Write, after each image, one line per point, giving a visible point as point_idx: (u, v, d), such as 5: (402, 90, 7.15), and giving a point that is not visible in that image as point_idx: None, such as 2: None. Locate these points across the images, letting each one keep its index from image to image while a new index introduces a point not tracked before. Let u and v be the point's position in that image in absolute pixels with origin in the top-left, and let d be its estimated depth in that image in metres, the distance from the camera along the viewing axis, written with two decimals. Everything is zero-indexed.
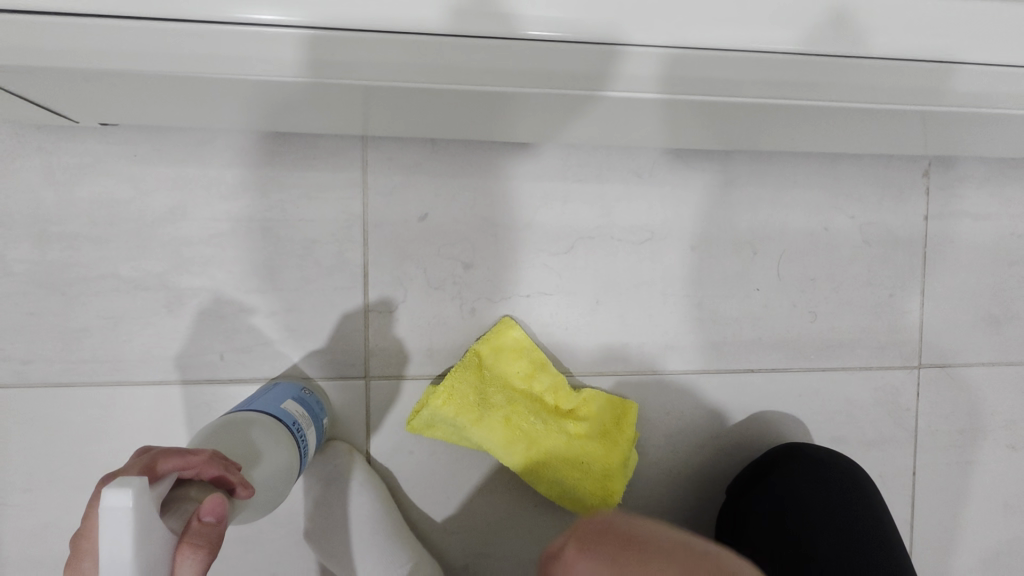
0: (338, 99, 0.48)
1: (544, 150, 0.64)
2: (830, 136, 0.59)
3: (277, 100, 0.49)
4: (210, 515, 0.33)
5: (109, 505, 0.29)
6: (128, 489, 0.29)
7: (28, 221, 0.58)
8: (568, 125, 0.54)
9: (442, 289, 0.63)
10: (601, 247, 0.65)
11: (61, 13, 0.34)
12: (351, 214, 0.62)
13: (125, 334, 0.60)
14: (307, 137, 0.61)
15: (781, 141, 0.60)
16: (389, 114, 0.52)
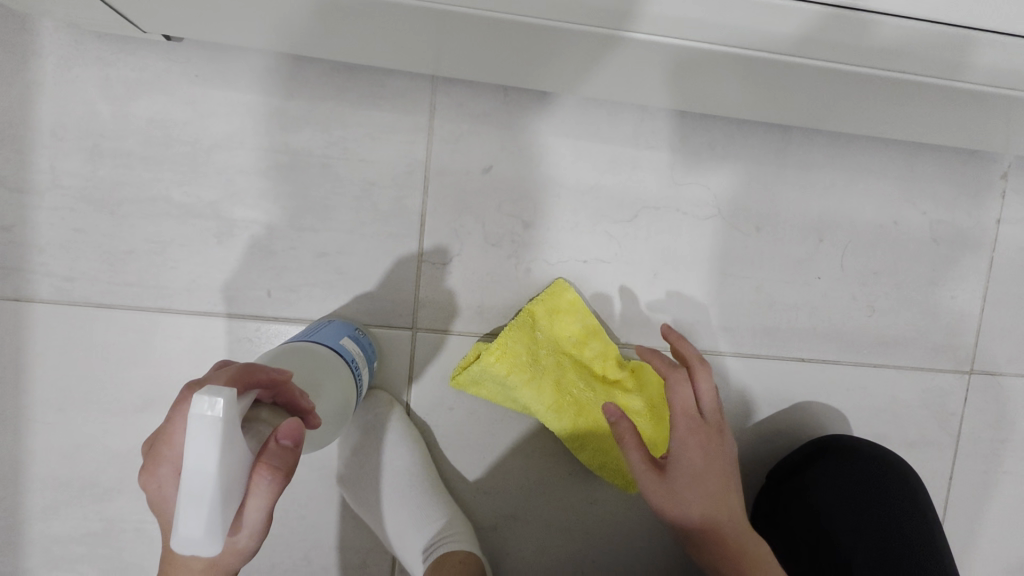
0: (422, 30, 0.45)
1: (616, 112, 0.62)
2: (916, 124, 0.56)
3: (349, 28, 0.46)
4: (289, 439, 0.32)
5: (201, 411, 0.27)
6: (223, 397, 0.28)
7: (81, 133, 0.56)
8: (654, 82, 0.51)
9: (499, 246, 0.61)
10: (664, 219, 0.63)
11: None
12: (412, 159, 0.60)
13: (173, 261, 0.58)
14: (375, 73, 0.58)
15: (867, 124, 0.57)
16: (465, 53, 0.50)
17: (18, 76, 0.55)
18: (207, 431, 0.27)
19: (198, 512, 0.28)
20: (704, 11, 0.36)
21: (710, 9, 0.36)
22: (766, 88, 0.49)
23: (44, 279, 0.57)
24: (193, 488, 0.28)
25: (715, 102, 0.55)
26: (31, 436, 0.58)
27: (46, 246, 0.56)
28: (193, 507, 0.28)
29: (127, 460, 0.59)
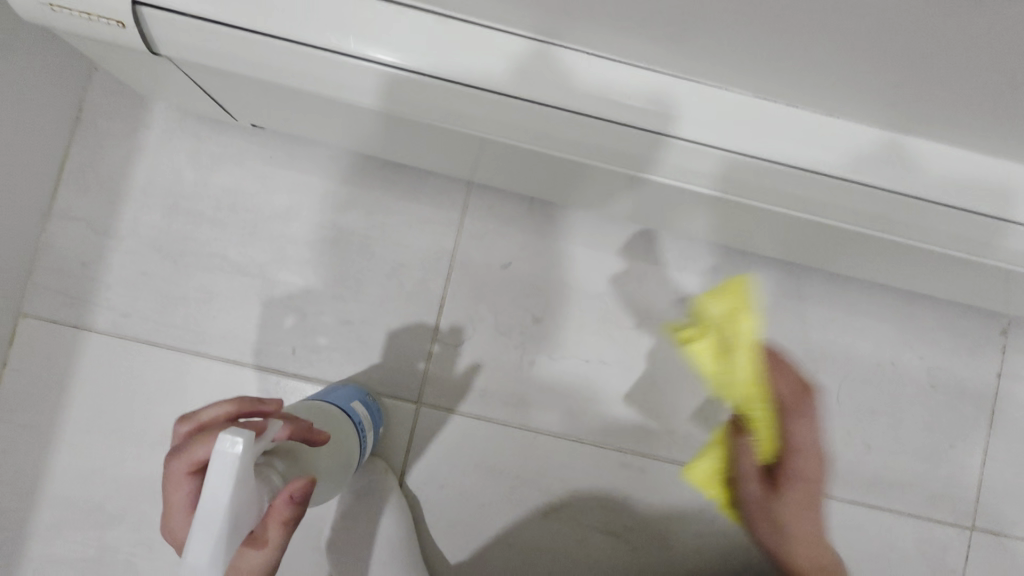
0: (467, 148, 0.53)
1: (631, 229, 0.68)
2: (909, 274, 0.60)
3: (406, 138, 0.55)
4: (300, 495, 0.33)
5: (222, 449, 0.32)
6: (241, 438, 0.32)
7: (165, 193, 0.65)
8: (662, 212, 0.58)
9: (508, 335, 0.66)
10: (667, 330, 0.67)
11: (252, 30, 0.40)
12: (441, 249, 0.66)
13: (216, 311, 0.64)
14: (420, 172, 0.66)
15: (863, 269, 0.62)
16: (500, 168, 0.58)
17: (128, 141, 0.66)
18: (222, 468, 0.31)
19: (206, 541, 0.31)
20: (707, 169, 0.42)
21: (727, 168, 0.42)
22: (764, 229, 0.54)
23: (103, 312, 0.64)
24: (204, 519, 0.31)
25: (716, 234, 0.61)
26: (56, 453, 0.63)
27: (112, 283, 0.64)
28: (203, 537, 0.31)
29: (136, 489, 0.63)
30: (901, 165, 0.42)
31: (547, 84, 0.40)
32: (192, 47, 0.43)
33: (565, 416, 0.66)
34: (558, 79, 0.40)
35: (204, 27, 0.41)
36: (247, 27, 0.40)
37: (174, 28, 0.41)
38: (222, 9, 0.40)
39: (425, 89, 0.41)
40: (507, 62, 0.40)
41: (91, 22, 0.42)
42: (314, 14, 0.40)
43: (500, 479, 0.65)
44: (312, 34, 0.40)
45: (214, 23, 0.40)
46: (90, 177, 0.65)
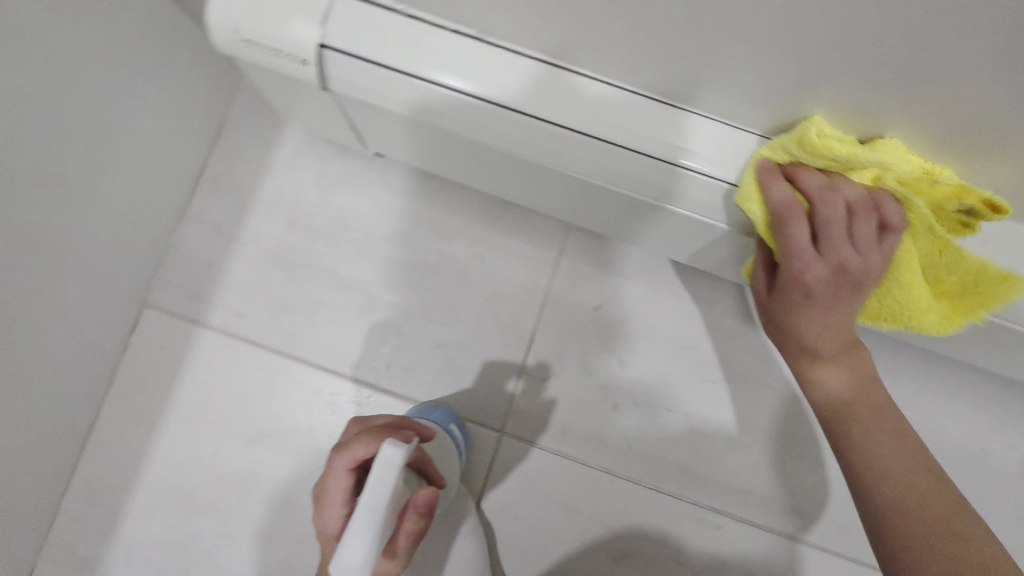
0: (584, 196, 0.56)
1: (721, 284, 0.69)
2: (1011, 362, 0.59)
3: (527, 181, 0.58)
4: (425, 505, 0.37)
5: (385, 456, 0.35)
6: (401, 448, 0.35)
7: (287, 206, 0.70)
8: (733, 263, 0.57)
9: (593, 375, 0.67)
10: (750, 389, 0.68)
11: (423, 77, 0.41)
12: (537, 285, 0.69)
13: (320, 322, 0.68)
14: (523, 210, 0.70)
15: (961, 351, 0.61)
16: (610, 218, 0.60)
17: (260, 157, 0.71)
18: (387, 474, 0.34)
19: (360, 539, 0.34)
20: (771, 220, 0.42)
21: None
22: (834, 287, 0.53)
23: (219, 311, 0.68)
24: (361, 519, 0.34)
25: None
26: (159, 439, 0.67)
27: (230, 285, 0.69)
28: (358, 536, 0.34)
29: (228, 482, 0.66)
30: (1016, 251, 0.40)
31: (618, 127, 0.40)
32: (358, 87, 0.44)
33: (640, 462, 0.66)
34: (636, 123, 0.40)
35: (373, 70, 0.42)
36: (410, 74, 0.41)
37: (352, 71, 0.43)
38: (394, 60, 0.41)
39: (497, 121, 0.42)
40: (584, 102, 0.40)
41: (275, 58, 0.44)
42: (460, 64, 0.41)
43: (570, 516, 0.66)
44: (442, 77, 0.41)
45: (388, 67, 0.42)
46: (222, 186, 0.71)
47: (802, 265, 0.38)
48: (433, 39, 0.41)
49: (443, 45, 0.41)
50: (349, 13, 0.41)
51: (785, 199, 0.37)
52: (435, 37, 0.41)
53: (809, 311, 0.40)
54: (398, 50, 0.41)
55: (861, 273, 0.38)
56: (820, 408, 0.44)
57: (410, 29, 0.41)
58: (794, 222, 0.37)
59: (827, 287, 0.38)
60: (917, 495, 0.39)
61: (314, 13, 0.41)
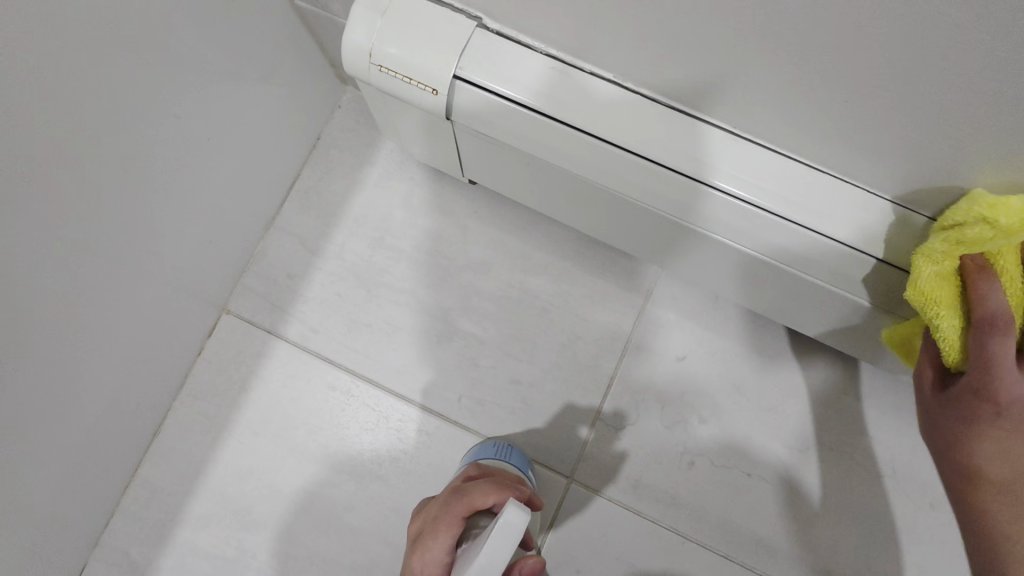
0: (684, 247, 0.54)
1: (811, 349, 0.66)
2: None
3: (628, 225, 0.57)
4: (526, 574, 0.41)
5: (507, 518, 0.35)
6: (524, 514, 0.35)
7: (374, 225, 0.70)
8: (815, 323, 0.56)
9: (671, 430, 0.65)
10: (835, 462, 0.64)
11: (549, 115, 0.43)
12: (619, 329, 0.67)
13: (395, 345, 0.67)
14: (612, 253, 0.68)
15: None
16: (708, 272, 0.58)
17: (352, 174, 0.71)
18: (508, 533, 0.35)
19: None
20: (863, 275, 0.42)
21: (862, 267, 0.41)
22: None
23: (295, 323, 0.68)
24: None
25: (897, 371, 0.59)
26: (222, 447, 0.66)
27: (310, 299, 0.68)
28: None
29: (285, 500, 0.65)
30: None
31: (731, 173, 0.41)
32: (485, 118, 0.46)
33: (712, 528, 0.63)
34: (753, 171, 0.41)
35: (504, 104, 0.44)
36: (540, 108, 0.43)
37: (478, 103, 0.45)
38: (528, 95, 0.43)
39: (606, 155, 0.44)
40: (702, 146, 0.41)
41: (406, 87, 0.46)
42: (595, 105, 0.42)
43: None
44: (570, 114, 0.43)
45: (516, 103, 0.44)
46: (313, 199, 0.71)
47: (1000, 357, 0.37)
48: (570, 79, 0.43)
49: (581, 87, 0.43)
50: (494, 49, 0.43)
51: (1006, 307, 0.37)
52: (574, 78, 0.43)
53: (975, 430, 0.41)
54: (534, 86, 0.43)
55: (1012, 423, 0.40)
56: (977, 466, 0.43)
57: (549, 69, 0.43)
58: (1001, 339, 0.37)
59: (1010, 403, 0.39)
60: (1010, 494, 0.42)
61: (460, 47, 0.43)
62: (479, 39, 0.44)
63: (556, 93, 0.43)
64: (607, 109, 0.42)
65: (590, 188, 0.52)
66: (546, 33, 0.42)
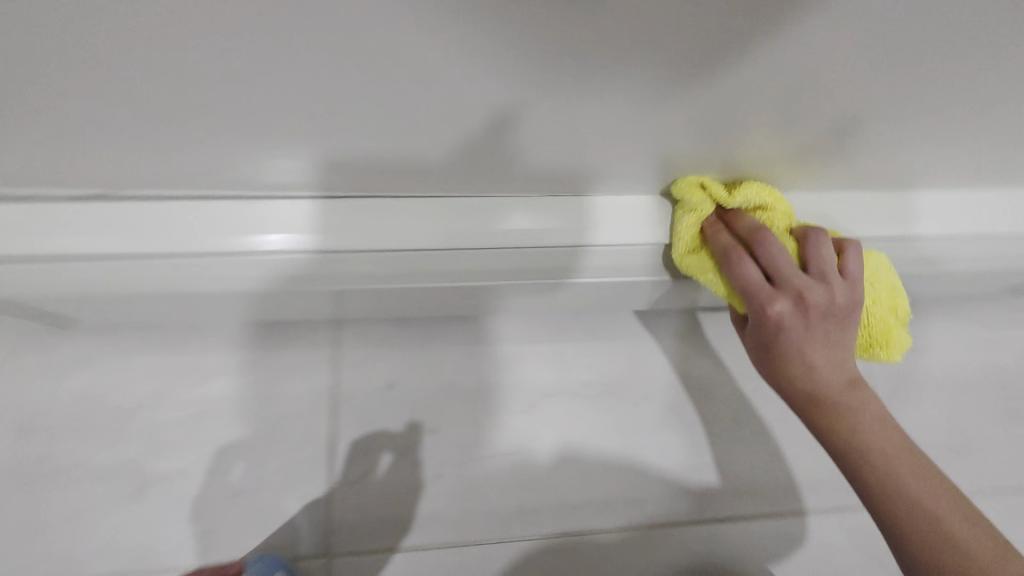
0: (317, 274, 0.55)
1: (507, 319, 0.74)
2: None
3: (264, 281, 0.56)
4: None
5: None
6: None
7: (16, 415, 0.62)
8: (487, 288, 0.63)
9: (408, 454, 0.66)
10: (559, 403, 0.71)
11: None
12: (323, 387, 0.67)
13: (87, 526, 0.59)
14: (299, 322, 0.69)
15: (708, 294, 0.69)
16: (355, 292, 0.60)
17: None
18: None
19: None
20: None
21: None
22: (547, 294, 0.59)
23: None
24: None
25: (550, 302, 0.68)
26: None
27: None
28: None
29: None
30: None
31: (518, 232, 0.57)
32: (194, 264, 0.53)
33: (496, 514, 0.65)
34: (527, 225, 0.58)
35: (190, 262, 0.53)
36: (317, 251, 0.54)
37: None
38: (308, 241, 0.54)
39: (368, 255, 0.55)
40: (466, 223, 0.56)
41: None
42: (286, 229, 0.54)
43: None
44: (342, 239, 0.55)
45: None
46: None
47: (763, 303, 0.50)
48: (276, 181, 0.51)
49: (280, 215, 0.54)
50: (165, 215, 0.52)
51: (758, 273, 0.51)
52: (332, 213, 0.55)
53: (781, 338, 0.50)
54: (294, 233, 0.54)
55: (843, 304, 0.50)
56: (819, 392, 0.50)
57: (261, 206, 0.54)
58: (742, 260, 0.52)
59: (795, 321, 0.50)
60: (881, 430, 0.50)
61: (139, 224, 0.52)
62: (148, 208, 0.52)
63: (246, 235, 0.53)
64: (338, 227, 0.55)
65: (352, 280, 0.58)
66: (185, 185, 0.51)
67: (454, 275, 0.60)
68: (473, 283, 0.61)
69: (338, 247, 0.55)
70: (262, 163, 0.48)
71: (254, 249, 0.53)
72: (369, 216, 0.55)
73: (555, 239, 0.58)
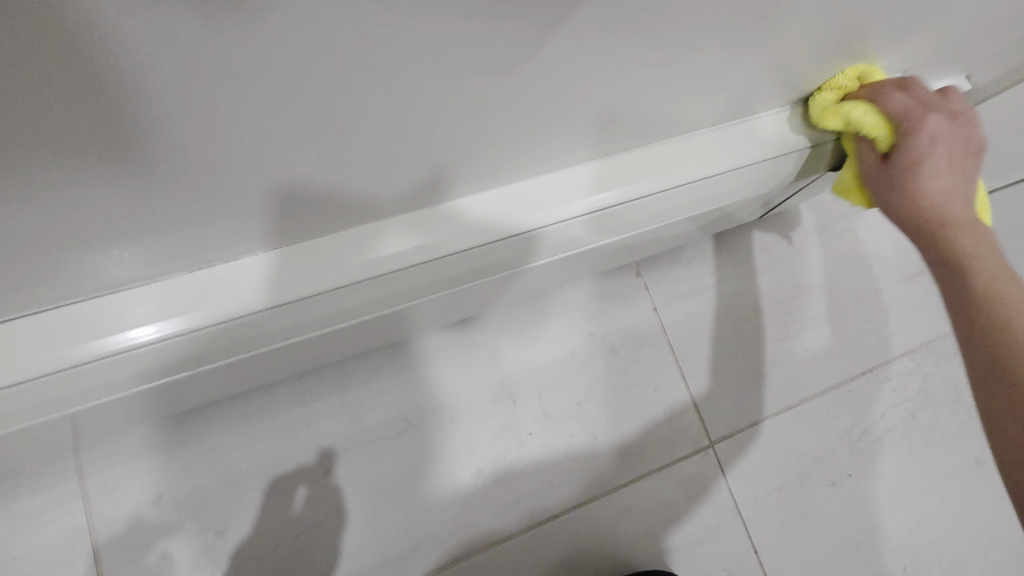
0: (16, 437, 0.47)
1: (295, 380, 0.66)
2: (523, 287, 0.64)
3: None
4: None
5: None
6: None
7: None
8: (239, 373, 0.54)
9: (201, 566, 0.60)
10: (360, 456, 0.66)
11: None
12: (77, 528, 0.59)
13: None
14: (36, 462, 0.58)
15: (486, 302, 0.65)
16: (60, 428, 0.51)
17: None
18: None
19: None
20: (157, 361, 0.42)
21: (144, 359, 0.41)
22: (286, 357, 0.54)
23: None
24: None
25: (313, 362, 0.61)
26: None
27: None
28: None
29: None
30: (428, 232, 0.44)
31: (481, 228, 0.44)
32: (45, 384, 0.39)
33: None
34: (502, 216, 0.45)
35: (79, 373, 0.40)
36: (249, 314, 0.41)
37: None
38: (88, 348, 0.39)
39: (314, 299, 0.42)
40: (410, 239, 0.43)
41: None
42: (170, 314, 0.40)
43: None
44: (277, 295, 0.41)
45: None
46: None
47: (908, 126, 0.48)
48: (132, 273, 0.38)
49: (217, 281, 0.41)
50: (48, 332, 0.39)
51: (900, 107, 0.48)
52: (272, 266, 0.42)
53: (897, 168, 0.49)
54: (236, 300, 0.41)
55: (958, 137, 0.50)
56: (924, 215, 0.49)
57: (128, 295, 0.40)
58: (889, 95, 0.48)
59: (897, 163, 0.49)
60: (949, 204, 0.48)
61: (36, 340, 0.38)
62: (34, 325, 0.38)
63: (121, 330, 0.39)
64: (292, 275, 0.42)
65: (272, 343, 0.46)
66: (50, 297, 0.37)
67: (430, 286, 0.47)
68: (440, 292, 0.48)
69: (269, 306, 0.41)
70: (73, 269, 0.35)
71: (132, 346, 0.40)
72: (328, 254, 0.42)
73: (518, 225, 0.45)
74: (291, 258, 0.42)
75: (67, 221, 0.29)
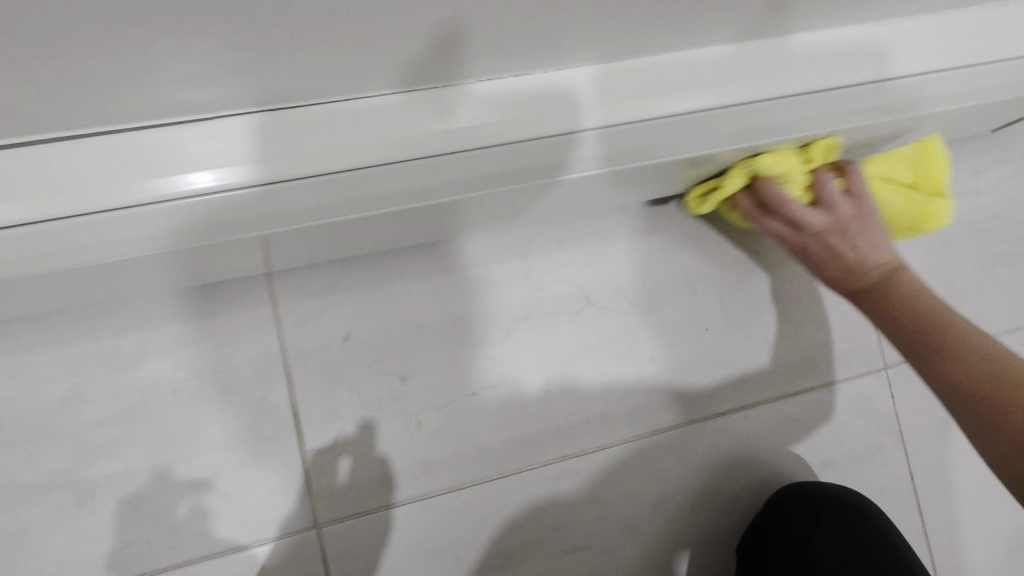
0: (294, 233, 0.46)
1: (475, 237, 0.63)
2: (755, 167, 0.60)
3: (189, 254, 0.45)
4: None
5: None
6: None
7: None
8: (485, 209, 0.51)
9: (382, 408, 0.59)
10: (540, 325, 0.64)
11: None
12: (267, 352, 0.58)
13: (34, 549, 0.53)
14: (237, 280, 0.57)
15: (718, 176, 0.60)
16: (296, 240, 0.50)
17: None
18: None
19: None
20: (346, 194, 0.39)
21: (335, 189, 0.39)
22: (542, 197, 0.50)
23: None
24: None
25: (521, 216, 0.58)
26: None
27: None
28: None
29: None
30: (616, 91, 0.42)
31: (622, 103, 0.42)
32: (169, 207, 0.37)
33: (494, 451, 0.61)
34: (547, 103, 0.41)
35: (91, 223, 0.35)
36: (248, 186, 0.37)
37: None
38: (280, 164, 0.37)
39: (510, 150, 0.40)
40: (464, 117, 0.39)
41: None
42: (211, 163, 0.36)
43: (458, 548, 0.60)
44: (438, 140, 0.39)
45: None
46: None
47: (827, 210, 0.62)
48: (178, 106, 0.33)
49: (179, 144, 0.35)
50: (51, 170, 0.34)
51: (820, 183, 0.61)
52: (270, 132, 0.37)
53: None
54: (449, 129, 0.39)
55: None
56: None
57: (297, 116, 0.37)
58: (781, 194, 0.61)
59: None
60: None
61: (119, 164, 0.35)
62: (54, 153, 0.34)
63: (161, 175, 0.35)
64: (285, 148, 0.37)
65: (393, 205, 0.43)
66: (75, 122, 0.32)
67: (478, 176, 0.42)
68: (479, 186, 0.42)
69: (274, 179, 0.37)
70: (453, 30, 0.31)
71: (178, 194, 0.36)
72: (529, 103, 0.40)
73: (724, 96, 0.43)
74: (474, 101, 0.39)
75: (67, 55, 0.25)
